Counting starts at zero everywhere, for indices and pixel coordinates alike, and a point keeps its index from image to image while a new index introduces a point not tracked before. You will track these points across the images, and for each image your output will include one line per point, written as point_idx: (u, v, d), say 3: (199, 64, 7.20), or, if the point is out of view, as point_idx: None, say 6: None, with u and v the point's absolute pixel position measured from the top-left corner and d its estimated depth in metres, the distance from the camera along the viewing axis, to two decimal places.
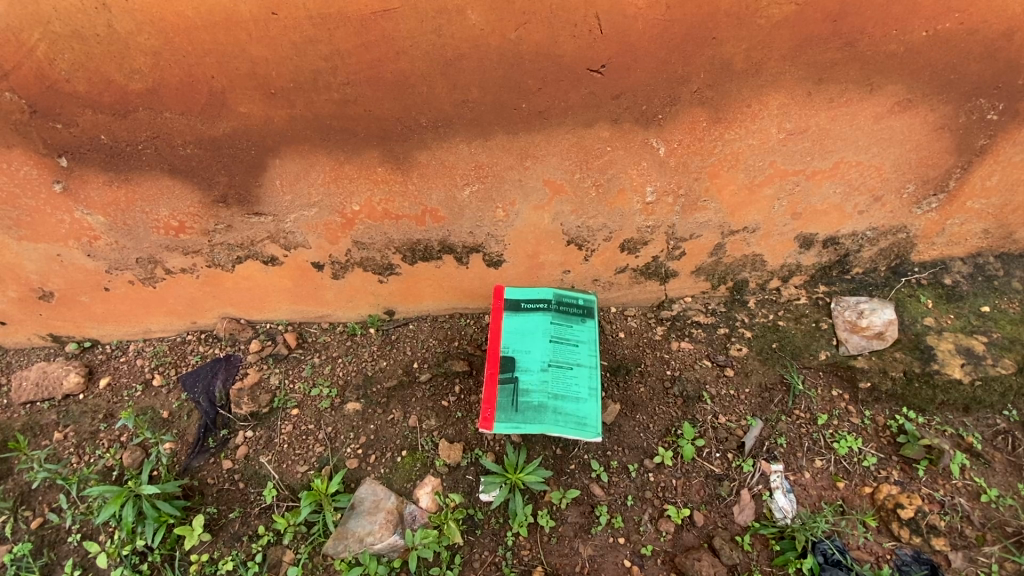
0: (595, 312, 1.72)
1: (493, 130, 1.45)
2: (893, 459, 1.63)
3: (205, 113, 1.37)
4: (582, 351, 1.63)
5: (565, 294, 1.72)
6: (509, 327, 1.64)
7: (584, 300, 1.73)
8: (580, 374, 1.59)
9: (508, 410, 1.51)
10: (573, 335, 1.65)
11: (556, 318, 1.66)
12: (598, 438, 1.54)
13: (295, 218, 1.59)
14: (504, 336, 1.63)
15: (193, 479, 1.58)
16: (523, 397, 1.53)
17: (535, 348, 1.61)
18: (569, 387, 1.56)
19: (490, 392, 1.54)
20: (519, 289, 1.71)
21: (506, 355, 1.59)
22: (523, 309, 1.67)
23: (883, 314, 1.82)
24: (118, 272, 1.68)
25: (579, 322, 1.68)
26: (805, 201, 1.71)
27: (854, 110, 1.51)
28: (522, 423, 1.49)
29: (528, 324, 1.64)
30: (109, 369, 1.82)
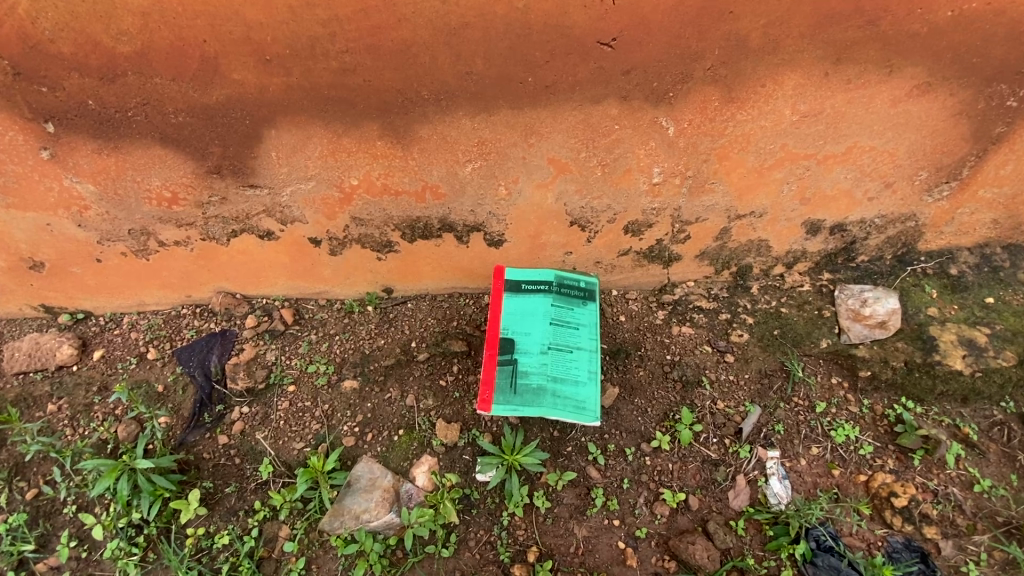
0: (596, 294, 1.69)
1: (498, 104, 1.39)
2: (890, 449, 1.63)
3: (197, 79, 1.31)
4: (583, 334, 1.61)
5: (566, 276, 1.68)
6: (509, 309, 1.61)
7: (586, 283, 1.69)
8: (580, 358, 1.57)
9: (507, 394, 1.50)
10: (575, 318, 1.62)
11: (556, 301, 1.63)
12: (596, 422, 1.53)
13: (290, 192, 1.54)
14: (503, 318, 1.60)
15: (189, 453, 1.57)
16: (522, 380, 1.52)
17: (535, 330, 1.59)
18: (569, 370, 1.54)
19: (489, 375, 1.52)
20: (520, 271, 1.67)
21: (506, 337, 1.57)
22: (523, 290, 1.64)
23: (886, 303, 1.80)
24: (110, 243, 1.66)
25: (580, 305, 1.65)
26: (814, 186, 1.67)
27: (871, 92, 1.46)
28: (520, 407, 1.48)
29: (528, 307, 1.62)
30: (102, 342, 1.80)
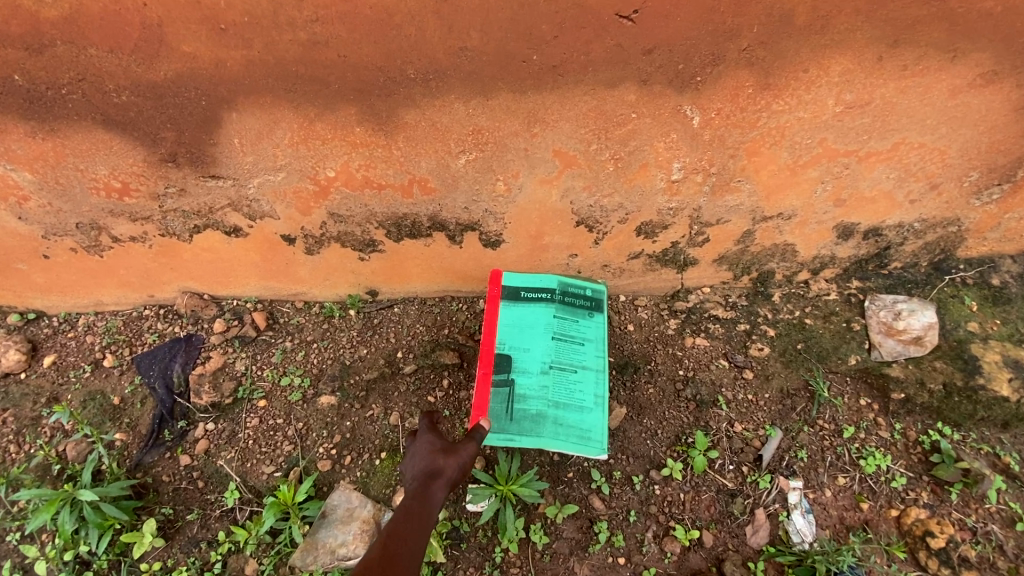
0: (604, 305, 1.51)
1: (497, 87, 1.20)
2: (924, 480, 1.48)
3: (140, 51, 1.11)
4: (588, 352, 1.44)
5: (571, 284, 1.51)
6: (506, 321, 1.44)
7: (592, 291, 1.51)
8: (585, 380, 1.40)
9: (502, 421, 1.34)
10: (580, 333, 1.45)
11: (559, 313, 1.46)
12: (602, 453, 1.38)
13: (258, 184, 1.35)
14: (499, 331, 1.43)
15: (146, 476, 1.41)
16: (520, 406, 1.36)
17: (535, 347, 1.42)
18: (572, 394, 1.38)
19: (483, 399, 1.36)
20: (520, 277, 1.50)
21: (502, 354, 1.40)
22: (522, 299, 1.47)
23: (922, 317, 1.63)
24: (57, 238, 1.47)
25: (586, 318, 1.48)
26: (852, 187, 1.48)
27: (928, 81, 1.27)
28: (517, 437, 1.32)
29: (527, 319, 1.45)
30: (54, 346, 1.62)
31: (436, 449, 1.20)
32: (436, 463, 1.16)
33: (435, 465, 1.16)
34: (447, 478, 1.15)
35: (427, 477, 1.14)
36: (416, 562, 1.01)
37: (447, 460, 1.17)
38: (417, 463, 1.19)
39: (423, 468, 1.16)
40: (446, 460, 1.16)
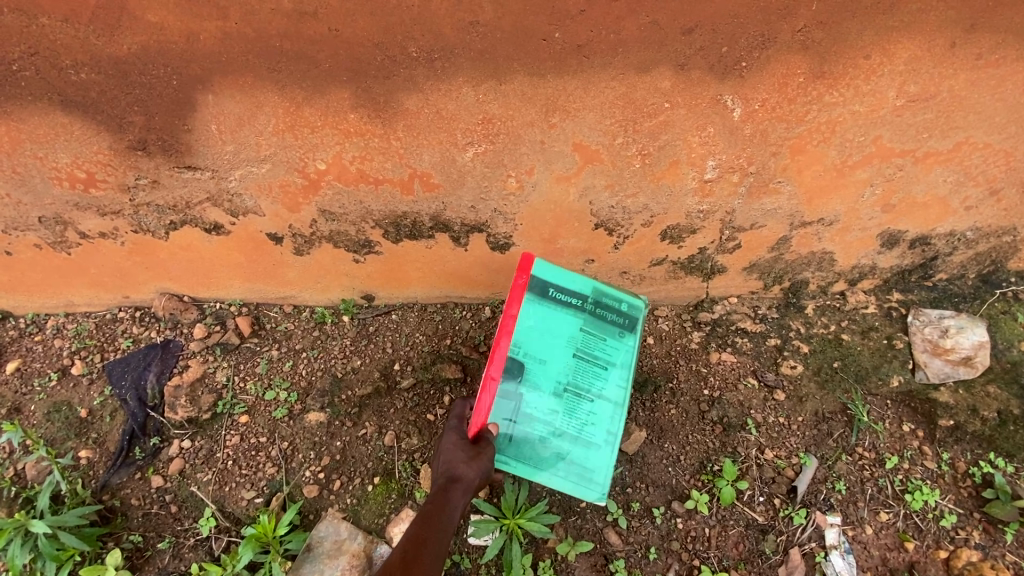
0: (639, 326, 1.30)
1: (512, 69, 1.05)
2: (975, 517, 1.34)
3: (99, 20, 0.97)
4: (609, 381, 1.28)
5: (606, 293, 1.29)
6: (528, 321, 1.22)
7: (629, 307, 1.30)
8: (600, 414, 1.26)
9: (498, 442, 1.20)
10: (604, 357, 1.27)
11: (585, 329, 1.27)
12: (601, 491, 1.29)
13: (239, 176, 1.20)
14: (518, 330, 1.21)
15: (114, 499, 1.27)
16: (521, 425, 1.21)
17: (553, 362, 1.24)
18: (581, 428, 1.24)
19: (483, 410, 1.18)
20: (553, 270, 1.26)
21: (514, 361, 1.21)
22: (549, 299, 1.24)
23: (972, 335, 1.50)
24: (19, 232, 1.33)
25: (615, 340, 1.29)
26: (904, 191, 1.33)
27: (1002, 73, 1.11)
28: (510, 461, 1.20)
29: (550, 327, 1.24)
30: (19, 351, 1.48)
31: (459, 448, 1.13)
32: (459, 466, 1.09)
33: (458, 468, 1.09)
34: (467, 484, 1.07)
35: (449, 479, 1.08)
36: (434, 571, 0.99)
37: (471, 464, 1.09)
38: (442, 459, 1.13)
39: (444, 471, 1.10)
40: (468, 466, 1.09)
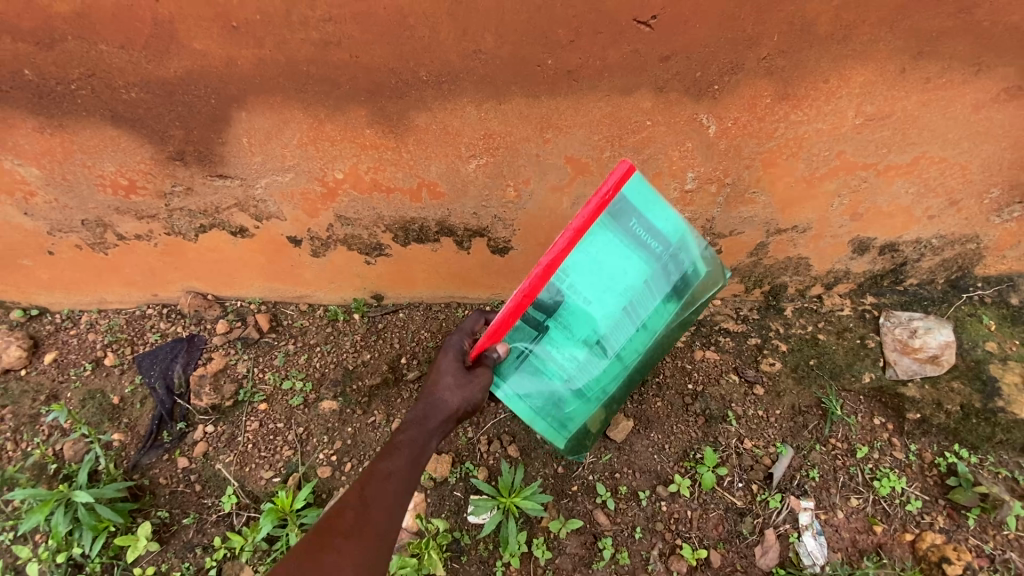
0: (694, 295, 1.13)
1: (510, 91, 1.18)
2: (939, 504, 1.44)
3: (150, 47, 1.10)
4: (642, 349, 1.13)
5: (685, 249, 1.08)
6: (596, 245, 1.00)
7: (698, 277, 1.11)
8: (616, 376, 1.13)
9: (502, 362, 1.08)
10: (651, 320, 1.11)
11: (648, 282, 1.07)
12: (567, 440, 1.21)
13: (265, 184, 1.33)
14: (582, 250, 0.99)
15: (143, 478, 1.39)
16: (533, 355, 1.07)
17: (599, 302, 1.05)
18: (591, 383, 1.11)
19: (499, 328, 1.03)
20: (646, 194, 1.01)
21: (560, 286, 1.01)
22: (628, 230, 1.02)
23: (939, 335, 1.59)
24: (62, 234, 1.46)
25: (667, 307, 1.12)
26: (869, 201, 1.45)
27: (950, 96, 1.23)
28: (498, 387, 1.08)
29: (613, 262, 1.03)
30: (56, 343, 1.61)
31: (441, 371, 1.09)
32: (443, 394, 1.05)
33: (442, 398, 1.05)
34: (441, 410, 1.04)
35: (426, 412, 1.04)
36: (400, 495, 0.95)
37: (456, 391, 1.04)
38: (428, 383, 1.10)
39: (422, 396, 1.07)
40: (444, 389, 1.05)
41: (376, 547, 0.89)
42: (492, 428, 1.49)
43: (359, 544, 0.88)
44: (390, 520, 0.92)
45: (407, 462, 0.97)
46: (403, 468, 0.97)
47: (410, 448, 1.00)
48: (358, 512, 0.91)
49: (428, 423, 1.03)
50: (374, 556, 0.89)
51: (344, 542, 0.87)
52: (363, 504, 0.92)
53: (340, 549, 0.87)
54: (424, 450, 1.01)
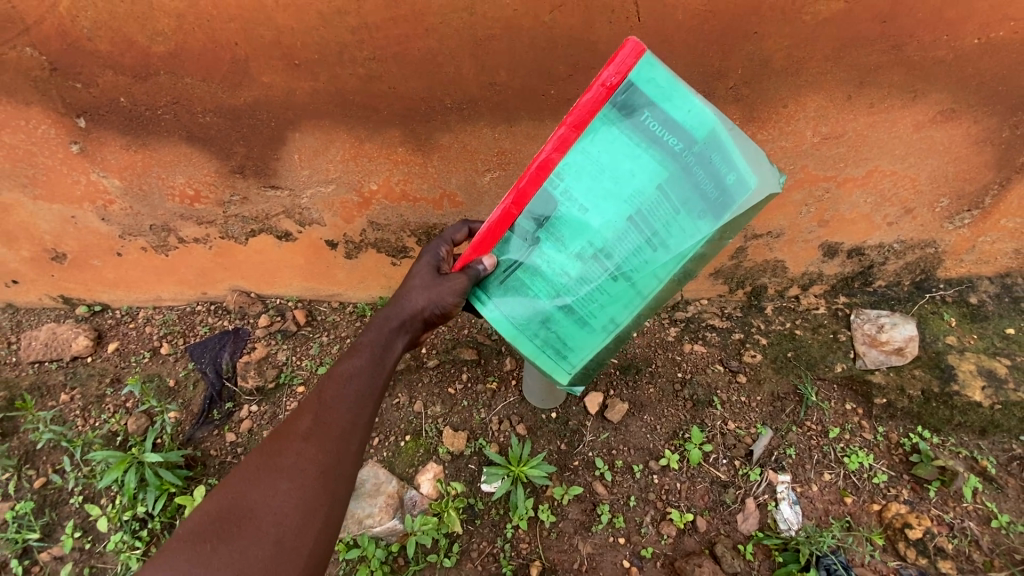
0: (735, 205, 0.95)
1: (519, 116, 1.41)
2: (904, 478, 1.60)
3: (227, 80, 1.33)
4: (653, 268, 1.00)
5: (711, 148, 0.98)
6: (597, 141, 1.01)
7: (735, 180, 0.96)
8: (619, 299, 1.02)
9: (495, 276, 1.10)
10: (667, 233, 0.98)
11: (660, 184, 0.99)
12: (569, 382, 1.08)
13: (310, 195, 1.56)
14: (579, 149, 1.02)
15: (196, 449, 1.60)
16: (524, 267, 1.07)
17: (602, 206, 1.01)
18: (584, 301, 1.04)
19: (490, 237, 1.09)
20: (659, 82, 0.99)
21: (555, 192, 1.03)
22: (635, 126, 1.00)
23: (903, 330, 1.77)
24: (131, 238, 1.68)
25: (691, 219, 0.97)
26: (833, 209, 1.66)
27: (892, 117, 1.45)
28: (484, 303, 1.10)
29: (617, 160, 1.01)
30: (117, 334, 1.83)
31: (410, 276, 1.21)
32: (402, 301, 1.17)
33: (400, 305, 1.17)
34: (400, 313, 1.16)
35: (384, 320, 1.17)
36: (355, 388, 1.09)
37: (415, 294, 1.16)
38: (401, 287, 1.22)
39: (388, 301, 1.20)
40: (406, 293, 1.17)
41: (340, 439, 1.05)
42: (502, 409, 1.67)
43: (321, 441, 1.04)
44: (352, 415, 1.08)
45: (367, 361, 1.12)
46: (360, 370, 1.11)
47: (369, 350, 1.13)
48: (318, 415, 1.06)
49: (388, 329, 1.16)
50: (340, 447, 1.05)
51: (307, 441, 1.03)
52: (322, 408, 1.07)
53: (304, 446, 1.03)
54: (385, 352, 1.15)
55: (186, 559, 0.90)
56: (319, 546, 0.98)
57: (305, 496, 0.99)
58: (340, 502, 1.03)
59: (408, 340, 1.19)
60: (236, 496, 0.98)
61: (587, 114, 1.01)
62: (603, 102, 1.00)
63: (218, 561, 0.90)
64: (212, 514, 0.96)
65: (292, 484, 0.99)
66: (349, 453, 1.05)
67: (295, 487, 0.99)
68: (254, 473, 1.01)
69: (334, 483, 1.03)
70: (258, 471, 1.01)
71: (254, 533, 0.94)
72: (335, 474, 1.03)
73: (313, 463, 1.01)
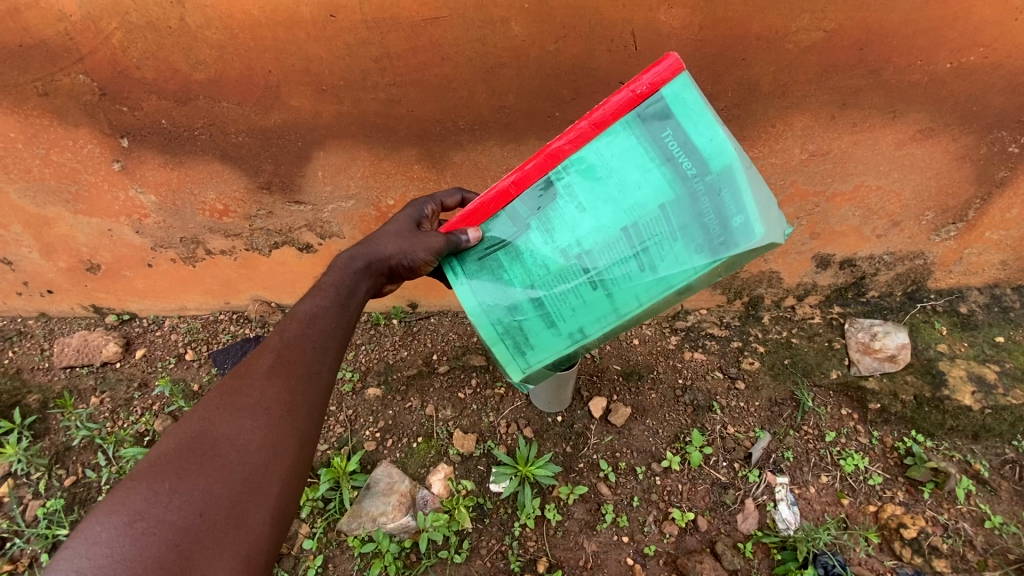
0: (733, 245, 0.99)
1: (527, 135, 1.52)
2: (899, 481, 1.65)
3: (259, 104, 1.46)
4: (633, 284, 1.04)
5: (724, 182, 0.99)
6: (613, 144, 1.05)
7: (738, 221, 0.99)
8: (593, 306, 1.06)
9: (475, 251, 1.15)
10: (656, 255, 1.02)
11: (664, 204, 1.00)
12: (520, 381, 1.14)
13: (332, 209, 1.67)
14: (593, 148, 1.05)
15: None
16: (509, 249, 1.11)
17: (600, 208, 1.04)
18: (557, 298, 1.07)
19: (481, 212, 1.13)
20: (689, 103, 1.02)
21: (558, 184, 1.07)
22: (652, 140, 1.03)
23: (896, 337, 1.84)
24: (162, 250, 1.80)
25: (682, 248, 1.01)
26: (824, 222, 1.76)
27: (875, 135, 1.56)
28: (461, 278, 1.16)
29: (627, 169, 1.03)
30: (144, 342, 1.94)
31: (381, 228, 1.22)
32: (372, 246, 1.17)
33: (370, 250, 1.17)
34: (370, 256, 1.16)
35: (350, 261, 1.15)
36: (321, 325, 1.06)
37: (385, 239, 1.18)
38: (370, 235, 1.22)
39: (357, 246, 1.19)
40: (378, 240, 1.19)
41: (307, 378, 1.00)
42: (510, 413, 1.74)
43: (287, 379, 0.98)
44: (318, 353, 1.03)
45: (333, 300, 1.09)
46: (325, 309, 1.08)
47: (336, 290, 1.11)
48: (280, 352, 1.00)
49: (354, 271, 1.14)
50: (307, 385, 1.00)
51: (271, 378, 0.97)
52: (285, 346, 1.01)
53: (267, 383, 0.97)
54: (352, 293, 1.12)
55: (141, 500, 0.81)
56: (288, 486, 0.92)
57: (272, 433, 0.93)
58: (310, 441, 0.98)
59: (373, 284, 1.18)
60: (194, 436, 0.90)
61: (610, 116, 1.05)
62: (629, 109, 1.04)
63: (178, 501, 0.82)
64: (165, 456, 0.87)
65: (256, 421, 0.93)
66: (317, 391, 1.01)
67: (260, 425, 0.93)
68: (211, 411, 0.93)
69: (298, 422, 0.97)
70: (218, 410, 0.93)
71: (217, 471, 0.86)
72: (304, 411, 0.98)
73: (278, 400, 0.96)
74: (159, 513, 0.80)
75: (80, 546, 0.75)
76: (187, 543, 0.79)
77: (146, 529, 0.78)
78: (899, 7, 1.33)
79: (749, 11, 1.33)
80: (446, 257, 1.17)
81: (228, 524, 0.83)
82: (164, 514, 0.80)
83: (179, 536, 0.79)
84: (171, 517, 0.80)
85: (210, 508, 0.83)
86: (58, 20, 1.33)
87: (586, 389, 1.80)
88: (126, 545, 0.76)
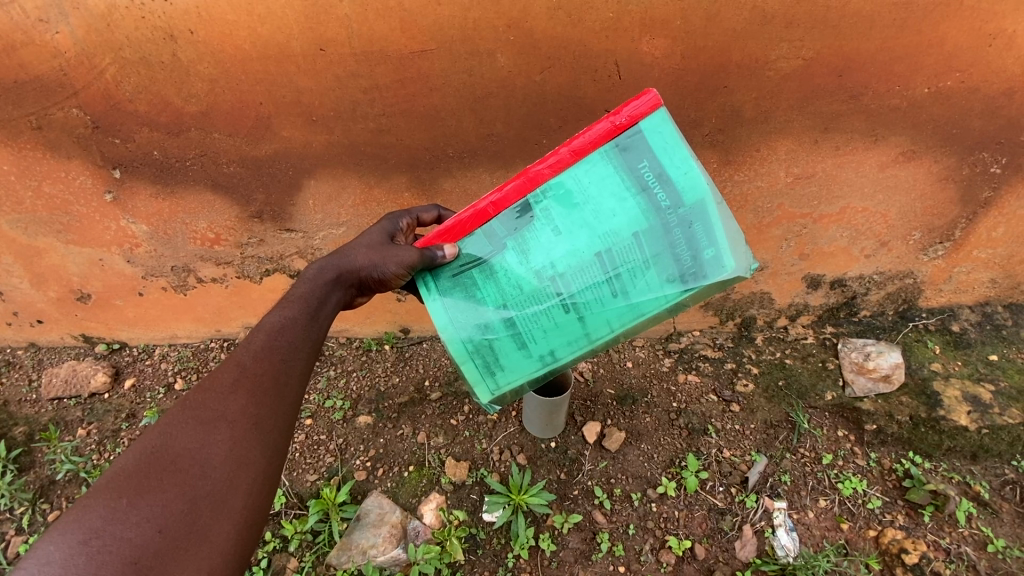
0: (704, 277, 1.03)
1: (515, 161, 1.54)
2: (898, 504, 1.62)
3: (250, 134, 1.48)
4: (605, 310, 1.06)
5: (697, 216, 1.03)
6: (591, 172, 1.06)
7: (709, 255, 1.03)
8: (564, 328, 1.08)
9: (449, 268, 1.13)
10: (628, 283, 1.05)
11: (638, 233, 1.03)
12: (490, 402, 1.15)
13: (323, 236, 1.68)
14: (572, 174, 1.06)
15: None
16: (484, 268, 1.10)
17: (575, 232, 1.05)
18: (529, 319, 1.08)
19: (458, 229, 1.12)
20: (665, 137, 1.04)
21: (536, 208, 1.07)
22: (629, 169, 1.04)
23: (890, 357, 1.82)
24: (153, 278, 1.79)
25: (655, 278, 1.04)
26: (812, 243, 1.78)
27: (859, 158, 1.58)
28: (435, 295, 1.14)
29: (604, 196, 1.05)
30: (134, 371, 1.93)
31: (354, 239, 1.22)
32: (343, 258, 1.18)
33: (340, 261, 1.17)
34: (341, 267, 1.16)
35: (320, 274, 1.15)
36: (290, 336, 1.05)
37: (357, 251, 1.18)
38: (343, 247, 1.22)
39: (328, 257, 1.19)
40: (351, 251, 1.19)
41: (274, 391, 0.99)
42: (503, 440, 1.72)
43: (253, 392, 0.97)
44: (285, 366, 1.02)
45: (303, 313, 1.09)
46: (293, 322, 1.07)
47: (305, 302, 1.11)
48: (245, 365, 0.99)
49: (324, 283, 1.14)
50: (275, 399, 0.98)
51: (236, 392, 0.95)
52: (252, 360, 1.00)
53: (232, 397, 0.95)
54: (321, 305, 1.12)
55: (98, 517, 0.78)
56: (254, 499, 0.90)
57: (237, 446, 0.91)
58: (276, 455, 0.96)
59: (344, 296, 1.18)
60: (155, 451, 0.87)
61: (589, 145, 1.06)
62: (609, 138, 1.05)
63: (137, 518, 0.80)
64: (124, 471, 0.84)
65: (221, 435, 0.91)
66: (284, 404, 0.99)
67: (226, 440, 0.91)
68: (173, 425, 0.90)
69: (264, 437, 0.95)
70: (179, 425, 0.90)
71: (178, 486, 0.84)
72: (270, 424, 0.96)
73: (244, 413, 0.94)
74: (117, 530, 0.78)
75: (33, 566, 0.72)
76: (146, 561, 0.77)
77: (104, 546, 0.76)
78: (874, 36, 1.37)
79: (728, 41, 1.36)
80: (419, 271, 1.15)
81: (188, 541, 0.81)
82: (123, 531, 0.78)
83: (139, 554, 0.77)
84: (130, 534, 0.78)
85: (171, 524, 0.81)
86: (53, 57, 1.35)
87: (580, 414, 1.78)
88: (83, 564, 0.73)
